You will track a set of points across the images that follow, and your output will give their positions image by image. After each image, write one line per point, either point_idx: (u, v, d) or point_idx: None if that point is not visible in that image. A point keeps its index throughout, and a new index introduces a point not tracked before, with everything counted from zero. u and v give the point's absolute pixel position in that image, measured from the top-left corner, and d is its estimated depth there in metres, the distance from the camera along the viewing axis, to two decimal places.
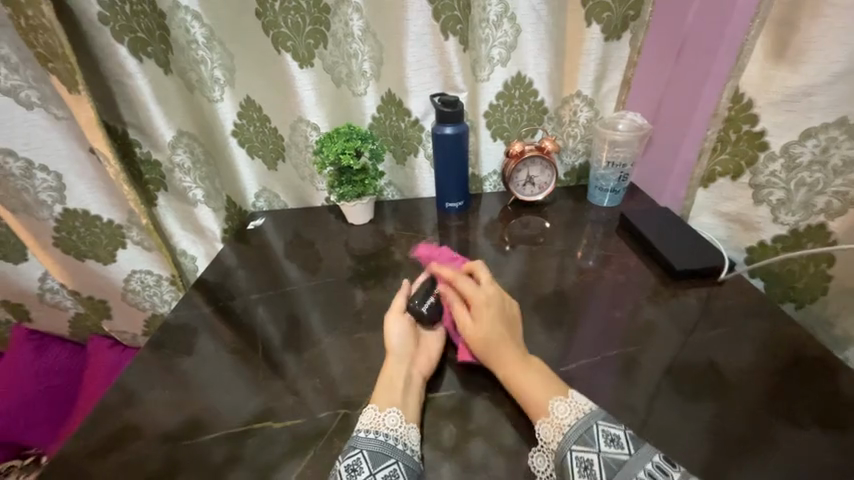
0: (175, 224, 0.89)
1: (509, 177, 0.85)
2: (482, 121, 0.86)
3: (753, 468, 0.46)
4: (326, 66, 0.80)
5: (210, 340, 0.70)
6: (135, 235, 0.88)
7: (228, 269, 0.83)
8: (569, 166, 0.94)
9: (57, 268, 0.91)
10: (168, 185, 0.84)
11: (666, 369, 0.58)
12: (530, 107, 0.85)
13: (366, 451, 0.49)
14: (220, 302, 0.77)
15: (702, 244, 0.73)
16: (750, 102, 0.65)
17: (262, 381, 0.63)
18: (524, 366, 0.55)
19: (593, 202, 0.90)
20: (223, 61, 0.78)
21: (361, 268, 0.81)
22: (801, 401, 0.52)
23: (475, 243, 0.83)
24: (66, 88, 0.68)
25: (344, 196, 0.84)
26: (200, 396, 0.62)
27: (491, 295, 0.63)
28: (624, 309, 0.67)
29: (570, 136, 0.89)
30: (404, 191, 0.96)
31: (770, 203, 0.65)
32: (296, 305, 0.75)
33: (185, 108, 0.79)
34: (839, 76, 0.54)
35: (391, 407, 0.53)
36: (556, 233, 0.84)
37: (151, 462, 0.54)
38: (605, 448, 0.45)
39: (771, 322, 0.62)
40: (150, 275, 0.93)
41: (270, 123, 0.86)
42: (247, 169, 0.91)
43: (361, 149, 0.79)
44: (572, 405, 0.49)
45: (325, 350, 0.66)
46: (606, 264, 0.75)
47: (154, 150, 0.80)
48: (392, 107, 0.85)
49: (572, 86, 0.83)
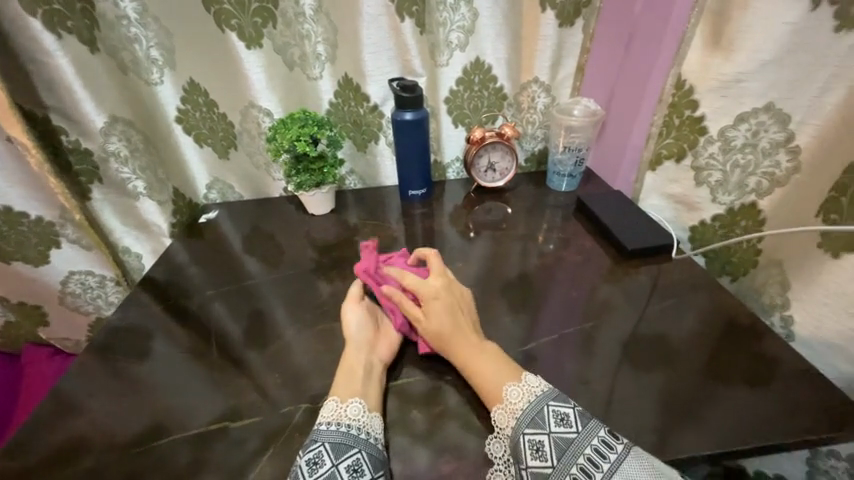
0: (115, 220, 0.82)
1: (471, 163, 0.86)
2: (442, 107, 0.85)
3: (696, 427, 0.51)
4: (277, 47, 0.76)
5: (165, 342, 0.66)
6: (71, 233, 0.80)
7: (179, 266, 0.78)
8: (529, 152, 0.96)
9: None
10: (103, 177, 0.77)
11: (620, 344, 0.62)
12: (490, 93, 0.85)
13: (328, 443, 0.49)
14: (174, 300, 0.73)
15: (651, 225, 0.77)
16: (691, 88, 0.69)
17: (223, 380, 0.61)
18: (479, 352, 0.56)
19: (552, 187, 0.93)
20: (160, 40, 0.72)
21: (324, 259, 0.79)
22: (737, 365, 0.58)
23: (439, 230, 0.83)
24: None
25: (302, 186, 0.81)
26: (155, 400, 0.59)
27: (439, 285, 0.63)
28: (583, 289, 0.70)
29: (529, 122, 0.91)
30: (366, 179, 0.94)
31: (710, 184, 0.71)
32: (257, 300, 0.72)
33: (119, 92, 0.72)
34: (768, 64, 0.59)
35: (354, 398, 0.53)
36: (517, 218, 0.86)
37: (106, 473, 0.51)
38: (555, 428, 0.48)
39: (711, 295, 0.68)
40: (92, 275, 0.85)
41: (219, 108, 0.80)
42: (195, 158, 0.85)
43: (318, 135, 0.76)
44: (524, 388, 0.51)
45: (290, 345, 0.65)
46: (565, 247, 0.79)
47: (84, 138, 0.73)
48: (349, 92, 0.82)
49: (530, 71, 0.84)
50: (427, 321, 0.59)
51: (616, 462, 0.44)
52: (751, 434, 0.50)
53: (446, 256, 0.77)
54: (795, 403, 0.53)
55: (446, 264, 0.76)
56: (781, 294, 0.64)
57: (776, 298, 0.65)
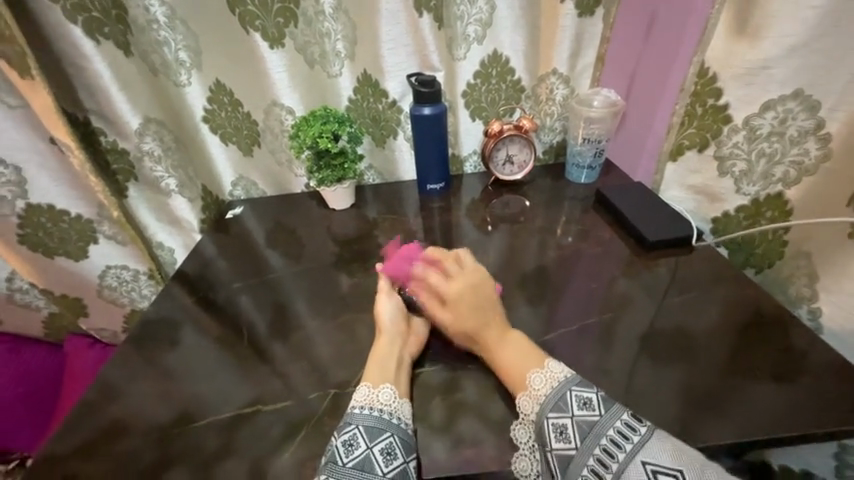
0: (150, 216, 0.86)
1: (489, 157, 0.86)
2: (460, 101, 0.86)
3: (718, 422, 0.51)
4: (298, 46, 0.78)
5: (196, 333, 0.69)
6: (107, 229, 0.84)
7: (208, 260, 0.82)
8: (547, 145, 0.95)
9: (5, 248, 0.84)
10: (139, 175, 0.81)
11: (639, 337, 0.61)
12: (508, 86, 0.85)
13: (362, 426, 0.51)
14: (202, 293, 0.76)
15: (672, 216, 0.77)
16: (715, 76, 0.67)
17: (250, 370, 0.63)
18: (501, 344, 0.57)
19: (570, 179, 0.92)
20: (188, 42, 0.74)
21: (345, 253, 0.81)
22: (761, 358, 0.57)
23: (457, 223, 0.84)
24: (17, 72, 0.64)
25: (324, 181, 0.83)
26: (189, 388, 0.62)
27: (464, 288, 0.62)
28: (602, 281, 0.70)
29: (548, 114, 0.90)
30: (385, 174, 0.95)
31: (734, 174, 0.69)
32: (281, 293, 0.75)
33: (151, 93, 0.75)
34: (796, 48, 0.57)
35: (385, 384, 0.55)
36: (536, 211, 0.86)
37: (146, 456, 0.54)
38: (578, 411, 0.49)
39: (735, 287, 0.67)
40: (126, 269, 0.90)
41: (243, 107, 0.83)
42: (221, 156, 0.88)
43: (339, 132, 0.78)
44: (548, 374, 0.53)
45: (314, 337, 0.67)
46: (584, 239, 0.78)
47: (120, 139, 0.77)
48: (368, 88, 0.83)
49: (548, 63, 0.84)
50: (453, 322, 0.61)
51: (638, 444, 0.44)
52: (777, 425, 0.50)
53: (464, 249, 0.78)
54: (823, 394, 0.52)
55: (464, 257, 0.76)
56: (809, 286, 0.62)
57: (804, 290, 0.63)
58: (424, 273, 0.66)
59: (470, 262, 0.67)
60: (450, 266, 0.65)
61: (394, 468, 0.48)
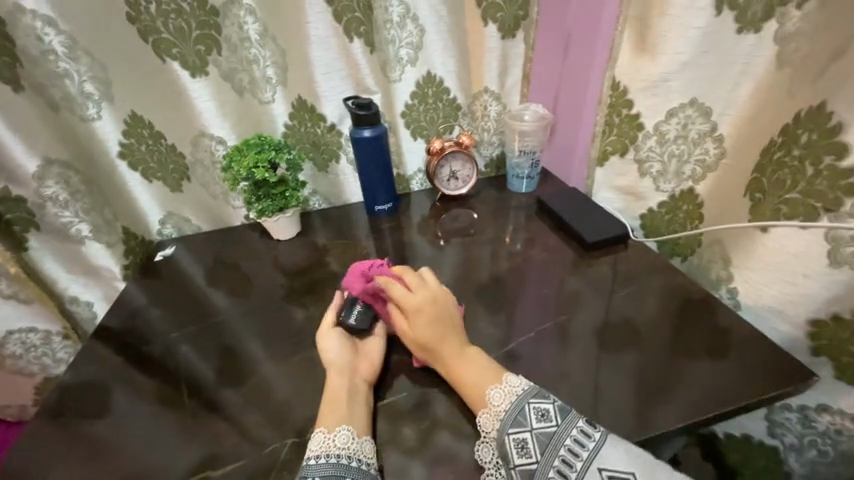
0: (58, 268, 0.76)
1: (433, 174, 0.88)
2: (399, 121, 0.87)
3: (669, 403, 0.55)
4: (224, 73, 0.74)
5: (128, 394, 0.62)
6: (4, 288, 0.73)
7: (137, 311, 0.73)
8: (487, 158, 0.99)
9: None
10: (41, 223, 0.71)
11: (593, 333, 0.65)
12: (444, 104, 0.88)
13: (318, 478, 0.47)
14: (132, 348, 0.67)
15: (606, 217, 0.83)
16: (626, 89, 0.75)
17: (199, 428, 0.57)
18: (463, 359, 0.57)
19: (512, 190, 0.97)
20: (94, 73, 0.68)
21: (296, 284, 0.77)
22: (697, 338, 0.63)
23: (409, 242, 0.84)
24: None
25: (265, 211, 0.80)
26: (125, 459, 0.54)
27: (425, 297, 0.61)
28: (552, 284, 0.74)
29: (484, 129, 0.94)
30: (330, 198, 0.93)
31: (652, 174, 0.77)
32: (229, 335, 0.69)
33: (52, 131, 0.67)
34: (689, 64, 0.65)
35: (342, 426, 0.52)
36: (483, 223, 0.89)
37: None
38: (536, 424, 0.49)
39: (667, 277, 0.74)
40: (34, 332, 0.78)
41: (166, 140, 0.77)
42: (144, 194, 0.80)
43: (277, 160, 0.75)
44: (506, 389, 0.53)
45: (271, 379, 0.62)
46: (531, 246, 0.82)
47: (14, 185, 0.68)
48: (305, 113, 0.81)
49: (479, 82, 0.88)
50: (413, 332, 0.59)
51: (594, 449, 0.46)
52: (716, 401, 0.55)
53: (419, 267, 0.78)
54: (750, 366, 0.59)
55: (421, 276, 0.76)
56: (725, 269, 0.70)
57: (721, 273, 0.71)
58: (387, 281, 0.63)
59: (433, 275, 0.65)
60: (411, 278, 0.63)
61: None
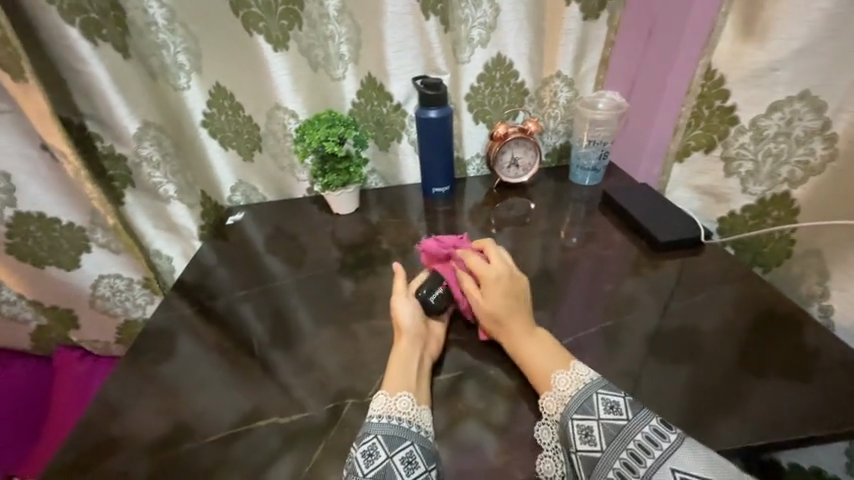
0: (147, 223, 0.85)
1: (495, 160, 0.86)
2: (464, 104, 0.86)
3: (733, 420, 0.50)
4: (302, 48, 0.77)
5: (192, 342, 0.67)
6: (100, 237, 0.85)
7: (208, 269, 0.79)
8: (550, 147, 0.95)
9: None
10: (136, 181, 0.80)
11: (645, 338, 0.60)
12: (511, 89, 0.85)
13: (381, 435, 0.49)
14: (200, 302, 0.73)
15: (679, 216, 0.77)
16: (722, 77, 0.67)
17: (251, 381, 0.61)
18: (531, 339, 0.57)
19: (574, 182, 0.92)
20: (188, 45, 0.73)
21: (348, 258, 0.79)
22: (769, 355, 0.57)
23: (461, 227, 0.83)
24: (9, 76, 0.63)
25: (329, 185, 0.82)
26: (185, 401, 0.59)
27: (502, 271, 0.62)
28: (611, 283, 0.70)
29: (551, 116, 0.91)
30: (387, 178, 0.94)
31: (740, 174, 0.70)
32: (283, 299, 0.72)
33: (151, 98, 0.74)
34: (803, 51, 0.58)
35: (403, 392, 0.53)
36: (539, 214, 0.86)
37: (139, 470, 0.52)
38: (604, 415, 0.47)
39: (743, 287, 0.67)
40: (120, 279, 0.89)
41: (244, 111, 0.82)
42: (221, 161, 0.86)
43: (345, 135, 0.77)
44: (573, 376, 0.52)
45: (317, 344, 0.65)
46: (590, 241, 0.78)
47: (117, 144, 0.75)
48: (373, 91, 0.83)
49: (552, 66, 0.85)
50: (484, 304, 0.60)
51: (668, 451, 0.43)
52: (789, 423, 0.49)
53: None
54: (835, 391, 0.52)
55: None
56: (820, 284, 0.63)
57: (815, 288, 0.64)
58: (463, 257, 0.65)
59: (504, 256, 0.65)
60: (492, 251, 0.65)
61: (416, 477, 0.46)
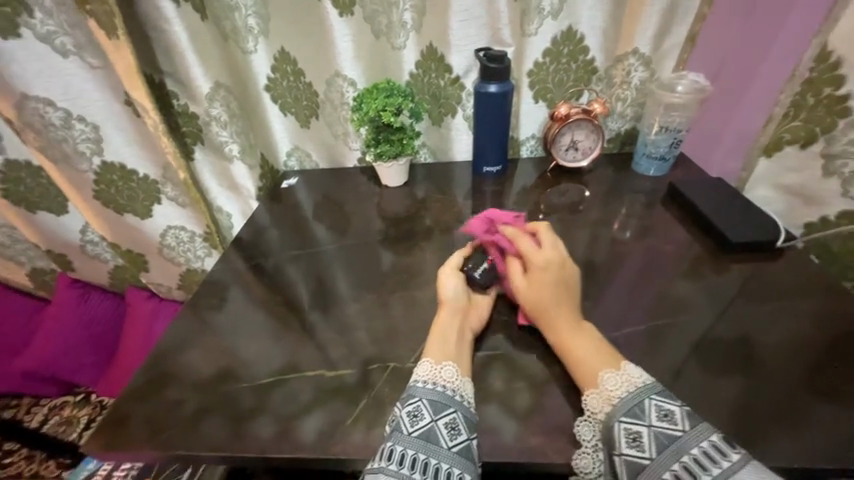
0: (213, 180, 0.90)
1: (551, 141, 0.81)
2: (525, 81, 0.81)
3: (790, 441, 0.45)
4: (366, 15, 0.76)
5: (242, 297, 0.71)
6: (170, 191, 0.93)
7: (261, 228, 0.83)
8: (613, 132, 0.88)
9: (70, 191, 0.92)
10: (205, 139, 0.85)
11: (693, 343, 0.56)
12: (578, 66, 0.80)
13: (426, 400, 0.50)
14: (250, 259, 0.77)
15: (755, 216, 0.69)
16: (839, 60, 0.61)
17: (290, 339, 0.64)
18: (578, 329, 0.54)
19: (637, 171, 0.86)
20: (258, 10, 0.76)
21: (391, 230, 0.80)
22: (843, 378, 0.51)
23: (508, 209, 0.80)
24: (105, 33, 0.68)
25: (382, 156, 0.83)
26: (231, 349, 0.63)
27: (552, 260, 0.60)
28: (664, 281, 0.65)
29: (619, 98, 0.84)
30: (437, 154, 0.93)
31: (842, 175, 0.65)
32: (325, 264, 0.75)
33: (222, 58, 0.77)
34: None
35: (448, 362, 0.53)
36: (592, 202, 0.81)
37: (190, 404, 0.57)
38: (657, 422, 0.44)
39: (820, 302, 0.59)
40: (184, 231, 0.99)
41: (305, 78, 0.84)
42: (280, 125, 0.89)
43: (402, 106, 0.76)
44: (624, 377, 0.48)
45: (353, 311, 0.67)
46: (646, 236, 0.72)
47: (191, 103, 0.80)
48: (432, 63, 0.81)
49: (629, 42, 0.77)
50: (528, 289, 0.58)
51: (727, 470, 0.39)
52: None
53: None
54: None
55: None
56: None
57: None
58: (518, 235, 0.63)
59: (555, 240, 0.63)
60: (544, 235, 0.63)
61: (458, 443, 0.47)
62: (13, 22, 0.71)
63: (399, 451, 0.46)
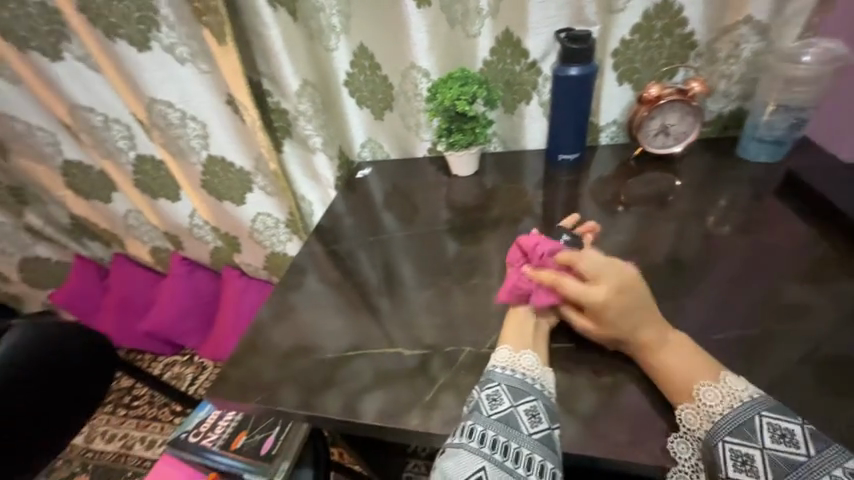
0: (298, 169, 0.97)
1: (638, 126, 0.73)
2: (608, 62, 0.74)
3: None
4: (442, 4, 0.75)
5: (314, 279, 0.75)
6: (260, 181, 1.02)
7: (337, 216, 0.86)
8: (713, 114, 0.77)
9: (182, 180, 1.06)
10: (293, 133, 0.92)
11: (800, 354, 0.50)
12: (673, 41, 0.71)
13: (505, 385, 0.49)
14: (323, 244, 0.81)
15: None
16: None
17: (355, 321, 0.66)
18: (659, 354, 0.49)
19: (745, 157, 0.74)
20: (341, 8, 0.79)
21: (458, 220, 0.79)
22: None
23: (583, 200, 0.75)
24: (216, 40, 0.76)
25: (454, 145, 0.82)
26: (302, 327, 0.67)
27: (609, 292, 0.50)
28: (765, 284, 0.57)
29: (723, 75, 0.73)
30: (509, 144, 0.89)
31: None
32: (391, 252, 0.76)
33: (309, 56, 0.82)
34: None
35: (527, 350, 0.52)
36: (683, 192, 0.72)
37: (266, 375, 0.62)
38: (772, 444, 0.41)
39: None
40: (271, 217, 1.09)
41: (381, 71, 0.85)
42: (356, 118, 0.93)
43: (477, 95, 0.75)
44: (724, 390, 0.45)
45: (414, 299, 0.67)
46: (747, 232, 0.63)
47: (282, 99, 0.87)
48: (507, 48, 0.77)
49: (740, 9, 0.67)
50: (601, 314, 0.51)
51: None
52: None
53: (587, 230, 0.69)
54: None
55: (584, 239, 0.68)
56: None
57: None
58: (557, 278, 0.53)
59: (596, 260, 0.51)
60: (585, 264, 0.52)
61: (540, 431, 0.46)
62: (146, 36, 0.82)
63: (480, 430, 0.46)
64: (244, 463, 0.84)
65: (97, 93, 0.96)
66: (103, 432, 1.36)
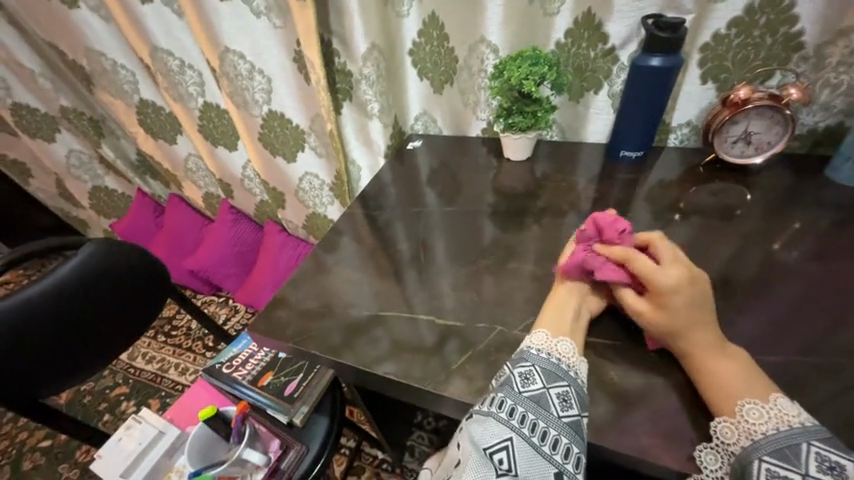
0: (352, 133, 0.97)
1: (716, 131, 0.67)
2: (695, 57, 0.68)
3: None
4: None
5: (349, 242, 0.76)
6: (313, 141, 1.05)
7: (381, 185, 0.86)
8: (805, 127, 0.69)
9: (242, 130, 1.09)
10: (353, 96, 0.92)
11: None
12: (776, 40, 0.63)
13: (539, 367, 0.47)
14: (363, 210, 0.82)
15: None
16: None
17: (382, 289, 0.67)
18: (715, 360, 0.46)
19: (835, 179, 0.67)
20: None
21: (501, 205, 0.76)
22: None
23: (637, 202, 0.70)
24: None
25: (512, 127, 0.78)
26: (330, 287, 0.69)
27: (680, 279, 0.48)
28: (829, 321, 0.51)
29: (828, 85, 0.64)
30: (567, 133, 0.85)
31: None
32: (428, 227, 0.76)
33: (379, 19, 0.80)
34: None
35: (564, 337, 0.50)
36: (753, 208, 0.65)
37: (291, 327, 0.63)
38: (816, 474, 0.38)
39: None
40: (317, 178, 1.12)
41: (448, 42, 0.82)
42: (415, 90, 0.92)
43: (545, 77, 0.71)
44: (773, 412, 0.41)
45: (443, 277, 0.66)
46: (819, 262, 0.57)
47: (348, 61, 0.86)
48: (585, 31, 0.72)
49: None
50: (653, 315, 0.48)
51: None
52: None
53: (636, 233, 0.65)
54: None
55: None
56: None
57: None
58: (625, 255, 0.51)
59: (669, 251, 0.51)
60: (662, 248, 0.51)
61: (570, 415, 0.45)
62: None
63: (509, 404, 0.45)
64: (268, 400, 0.88)
65: (177, 38, 1.00)
66: (145, 353, 1.49)
